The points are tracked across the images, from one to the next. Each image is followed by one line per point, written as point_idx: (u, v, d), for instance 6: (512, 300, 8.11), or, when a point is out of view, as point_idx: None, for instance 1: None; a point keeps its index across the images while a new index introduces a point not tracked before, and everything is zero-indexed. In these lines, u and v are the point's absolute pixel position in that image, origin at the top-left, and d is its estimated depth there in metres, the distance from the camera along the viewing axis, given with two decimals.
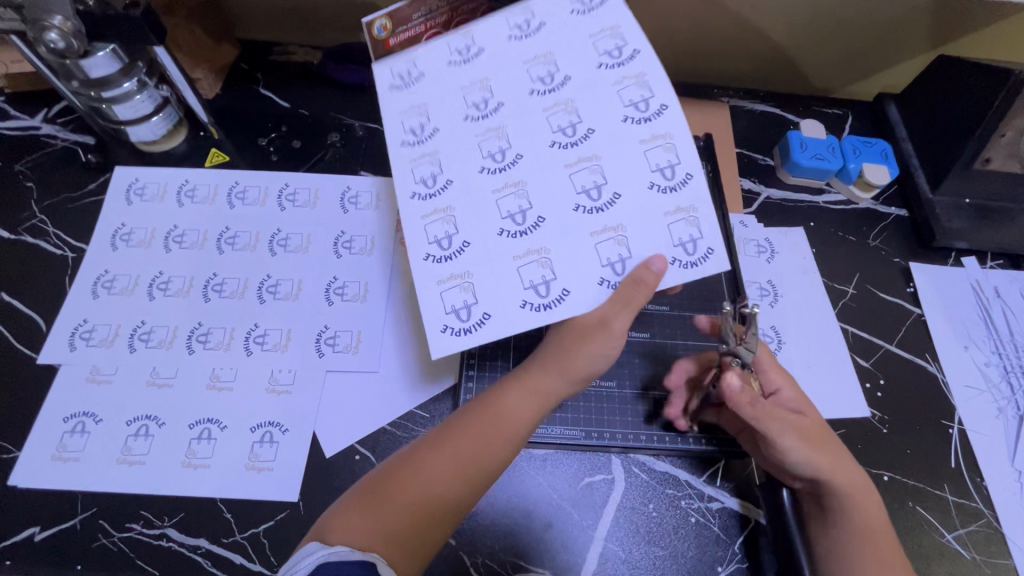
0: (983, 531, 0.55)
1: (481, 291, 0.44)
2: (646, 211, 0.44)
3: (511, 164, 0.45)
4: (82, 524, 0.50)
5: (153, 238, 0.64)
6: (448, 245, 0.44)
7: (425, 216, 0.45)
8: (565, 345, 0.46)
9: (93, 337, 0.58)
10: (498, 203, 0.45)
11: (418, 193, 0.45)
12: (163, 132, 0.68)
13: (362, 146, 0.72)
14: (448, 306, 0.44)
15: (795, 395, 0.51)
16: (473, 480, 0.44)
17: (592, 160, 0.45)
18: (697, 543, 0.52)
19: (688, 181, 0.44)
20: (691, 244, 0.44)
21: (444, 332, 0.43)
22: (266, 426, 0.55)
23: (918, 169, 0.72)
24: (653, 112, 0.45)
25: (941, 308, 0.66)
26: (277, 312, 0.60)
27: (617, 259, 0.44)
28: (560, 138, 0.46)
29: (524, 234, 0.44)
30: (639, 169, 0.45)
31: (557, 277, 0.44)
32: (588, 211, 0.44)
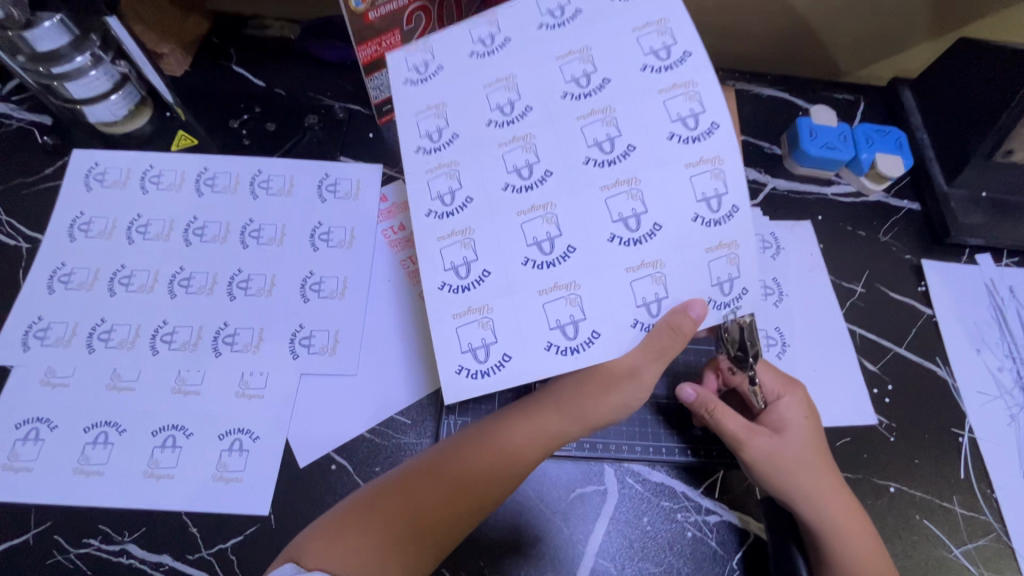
0: (992, 545, 0.52)
1: (502, 330, 0.37)
2: (687, 245, 0.38)
3: (539, 182, 0.38)
4: (36, 539, 0.47)
5: (115, 228, 0.59)
6: (466, 273, 0.38)
7: (441, 237, 0.38)
8: (592, 387, 0.44)
9: (49, 336, 0.54)
10: (522, 227, 0.38)
11: (433, 210, 0.38)
12: (123, 113, 0.63)
13: (342, 129, 0.66)
14: (464, 344, 0.37)
15: (792, 412, 0.49)
16: (465, 514, 0.42)
17: (632, 183, 0.38)
18: (693, 559, 0.49)
19: (735, 214, 0.38)
20: (728, 283, 0.38)
21: (459, 374, 0.37)
22: (235, 433, 0.51)
23: (933, 160, 0.68)
24: (703, 130, 0.38)
25: (954, 308, 0.63)
26: (250, 311, 0.56)
27: (654, 299, 0.38)
28: (595, 154, 0.38)
29: (552, 266, 0.38)
30: (682, 197, 0.38)
31: (587, 317, 0.38)
32: (625, 244, 0.38)
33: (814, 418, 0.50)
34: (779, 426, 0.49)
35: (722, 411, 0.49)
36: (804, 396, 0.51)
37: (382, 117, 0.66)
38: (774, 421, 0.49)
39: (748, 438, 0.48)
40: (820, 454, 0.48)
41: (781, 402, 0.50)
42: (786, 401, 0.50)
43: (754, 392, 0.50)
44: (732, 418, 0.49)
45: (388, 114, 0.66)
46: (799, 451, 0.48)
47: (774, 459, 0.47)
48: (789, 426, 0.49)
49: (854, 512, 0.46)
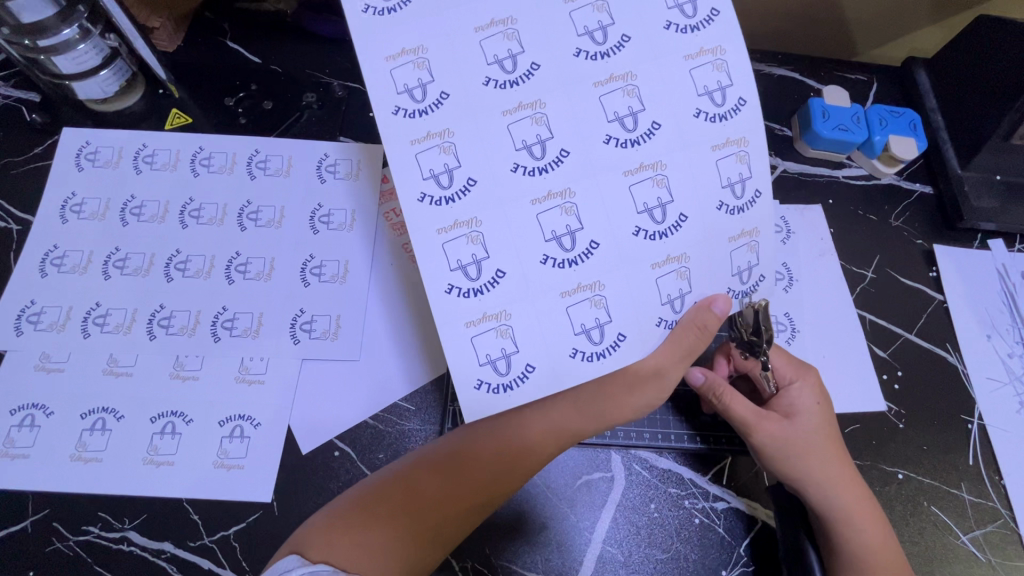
0: (999, 532, 0.52)
1: (522, 337, 0.36)
2: (711, 237, 0.38)
3: (554, 163, 0.36)
4: (35, 526, 0.47)
5: (108, 209, 0.57)
6: (478, 274, 0.35)
7: (442, 232, 0.35)
8: (614, 387, 0.44)
9: (42, 321, 0.53)
10: (539, 219, 0.36)
11: (428, 194, 0.35)
12: (115, 90, 0.61)
13: (342, 108, 0.64)
14: (482, 355, 0.35)
15: (804, 398, 0.48)
16: (472, 509, 0.42)
17: (657, 167, 0.37)
18: (701, 545, 0.49)
19: (757, 200, 0.38)
20: (746, 272, 0.39)
21: (478, 389, 0.35)
22: (236, 419, 0.50)
23: (947, 143, 0.66)
24: (730, 107, 0.37)
25: (965, 294, 0.62)
26: (249, 294, 0.55)
27: (678, 295, 0.38)
28: (616, 132, 0.37)
29: (573, 264, 0.36)
30: (706, 183, 0.37)
31: (612, 319, 0.37)
32: (650, 237, 0.37)
33: (826, 404, 0.49)
34: (790, 412, 0.48)
35: (730, 397, 0.48)
36: (816, 380, 0.50)
37: None
38: (784, 407, 0.49)
39: (756, 424, 0.47)
40: (831, 440, 0.48)
41: (792, 387, 0.49)
42: (797, 386, 0.49)
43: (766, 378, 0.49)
44: (742, 404, 0.48)
45: None
46: (809, 437, 0.47)
47: (784, 444, 0.47)
48: (800, 412, 0.48)
49: (863, 498, 0.46)
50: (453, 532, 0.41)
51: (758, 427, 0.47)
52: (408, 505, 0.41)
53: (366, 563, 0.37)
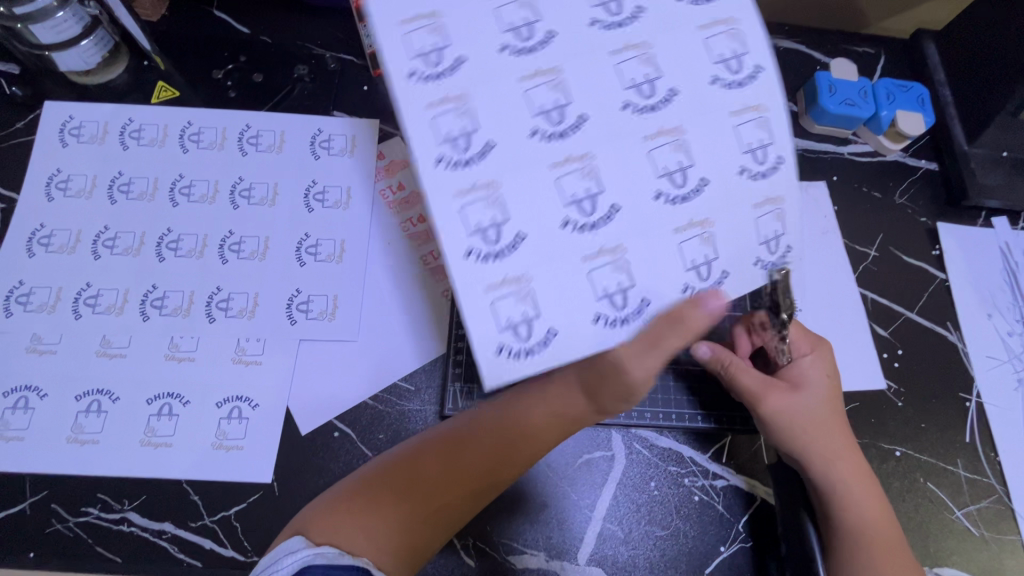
0: (993, 507, 0.53)
1: (545, 301, 0.34)
2: (734, 203, 0.36)
3: (480, 154, 0.34)
4: (33, 509, 0.46)
5: (95, 186, 0.56)
6: (498, 237, 0.33)
7: (459, 194, 0.33)
8: (592, 380, 0.41)
9: (31, 302, 0.51)
10: (559, 181, 0.35)
11: (446, 156, 0.33)
12: (97, 61, 0.59)
13: (335, 81, 0.62)
14: (502, 320, 0.33)
15: (814, 370, 0.49)
16: (474, 496, 0.42)
17: (586, 158, 0.35)
18: (700, 522, 0.50)
19: (779, 167, 0.36)
20: (774, 241, 0.37)
21: (499, 354, 0.33)
22: (233, 401, 0.50)
23: (955, 119, 0.65)
24: (660, 97, 0.36)
25: (967, 273, 0.61)
26: (243, 274, 0.54)
27: (704, 261, 0.36)
28: (633, 97, 0.36)
29: (595, 228, 0.35)
30: (644, 172, 0.35)
31: (541, 314, 0.34)
32: (674, 201, 0.35)
33: (836, 378, 0.49)
34: (799, 381, 0.48)
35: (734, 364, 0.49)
36: (829, 355, 0.50)
37: (375, 69, 0.62)
38: (793, 376, 0.48)
39: (763, 392, 0.48)
40: (838, 414, 0.48)
41: (805, 359, 0.49)
42: (811, 357, 0.49)
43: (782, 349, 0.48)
44: (748, 373, 0.48)
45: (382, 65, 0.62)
46: (816, 406, 0.47)
47: (791, 414, 0.47)
48: (810, 383, 0.48)
49: (865, 477, 0.46)
50: (456, 515, 0.42)
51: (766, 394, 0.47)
52: (410, 490, 0.41)
53: (368, 546, 0.38)
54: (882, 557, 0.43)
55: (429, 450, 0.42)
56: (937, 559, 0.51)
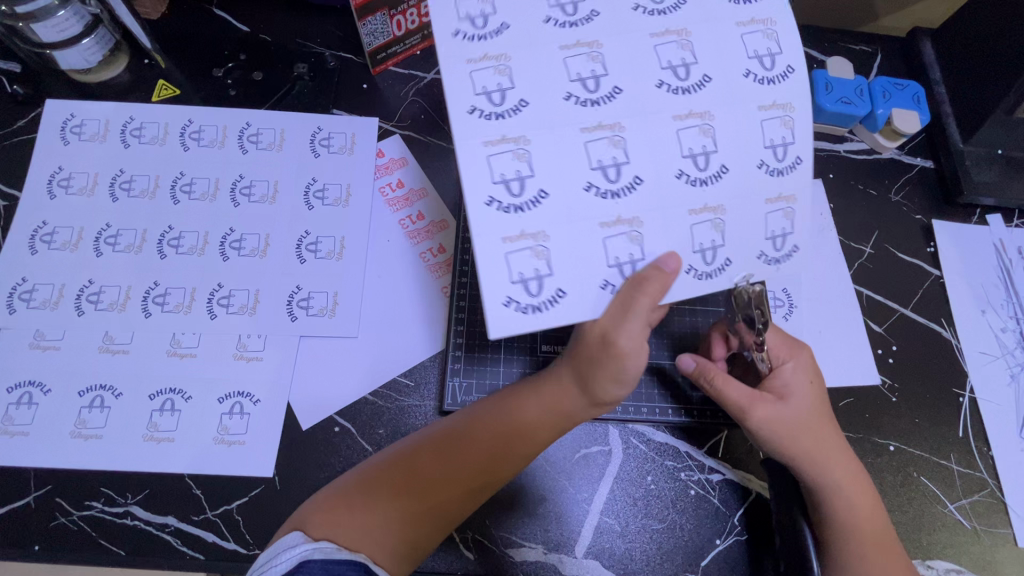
0: (986, 501, 0.53)
1: (558, 262, 0.36)
2: (750, 194, 0.38)
3: (512, 111, 0.36)
4: (37, 503, 0.47)
5: (97, 183, 0.56)
6: (521, 190, 0.36)
7: (489, 143, 0.35)
8: (581, 361, 0.41)
9: (35, 298, 0.52)
10: (587, 146, 0.37)
11: (479, 107, 0.36)
12: (98, 60, 0.59)
13: (334, 79, 0.62)
14: (514, 273, 0.36)
15: (797, 377, 0.48)
16: (472, 492, 0.43)
17: (616, 128, 0.37)
18: (696, 516, 0.50)
19: (797, 166, 0.38)
20: (780, 239, 0.39)
21: (507, 306, 0.36)
22: (235, 396, 0.50)
23: (950, 116, 0.65)
24: (694, 82, 0.37)
25: (961, 269, 0.62)
26: (244, 270, 0.54)
27: (710, 246, 0.38)
28: (668, 78, 0.37)
29: (616, 197, 0.37)
30: (667, 152, 0.37)
31: (552, 274, 0.36)
32: (693, 183, 0.37)
33: (818, 381, 0.49)
34: (784, 393, 0.48)
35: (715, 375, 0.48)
36: (808, 359, 0.49)
37: (375, 66, 0.62)
38: (778, 388, 0.48)
39: (749, 405, 0.47)
40: (825, 421, 0.47)
41: (784, 367, 0.48)
42: (791, 364, 0.48)
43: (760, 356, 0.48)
44: (733, 387, 0.47)
45: (382, 63, 0.62)
46: (804, 415, 0.47)
47: (776, 424, 0.46)
48: (794, 392, 0.47)
49: (858, 476, 0.47)
50: (454, 512, 0.42)
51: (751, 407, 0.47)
52: (409, 486, 0.41)
53: (366, 541, 0.39)
54: (874, 554, 0.44)
55: (429, 447, 0.43)
56: (929, 552, 0.51)
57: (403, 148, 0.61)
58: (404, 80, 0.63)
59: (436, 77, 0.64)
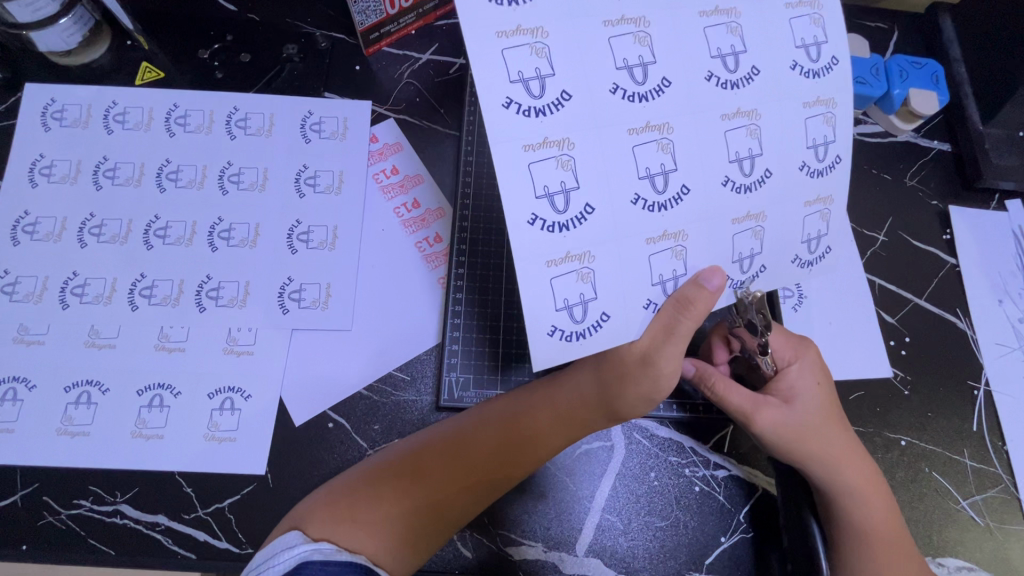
0: (1000, 497, 0.52)
1: (604, 286, 0.34)
2: (791, 198, 0.36)
3: (554, 105, 0.32)
4: (24, 501, 0.46)
5: (80, 172, 0.54)
6: (567, 206, 0.32)
7: (530, 148, 0.31)
8: (608, 372, 0.41)
9: (17, 291, 0.50)
10: (636, 153, 0.33)
11: (517, 100, 0.31)
12: (78, 41, 0.56)
13: (326, 60, 0.60)
14: (559, 301, 0.33)
15: (803, 380, 0.47)
16: (481, 494, 0.42)
17: (664, 130, 0.34)
18: (700, 513, 0.49)
19: (836, 166, 0.37)
20: (815, 241, 0.38)
21: (552, 336, 0.34)
22: (226, 392, 0.49)
23: (971, 97, 0.62)
24: (743, 75, 0.35)
25: (978, 257, 0.59)
26: (233, 262, 0.52)
27: (748, 254, 0.37)
28: (718, 70, 0.34)
29: (664, 209, 0.34)
30: (715, 154, 0.35)
31: (597, 297, 0.34)
32: (738, 190, 0.35)
33: (826, 381, 0.48)
34: (789, 396, 0.46)
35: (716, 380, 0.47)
36: (815, 359, 0.48)
37: (369, 48, 0.59)
38: (784, 391, 0.46)
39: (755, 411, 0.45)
40: (834, 419, 0.46)
41: (790, 369, 0.47)
42: (797, 366, 0.47)
43: (766, 360, 0.46)
44: (736, 392, 0.46)
45: (376, 43, 0.59)
46: (812, 419, 0.45)
47: (784, 429, 0.45)
48: (800, 395, 0.46)
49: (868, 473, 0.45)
50: (459, 514, 0.41)
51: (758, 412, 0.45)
52: (417, 484, 0.40)
53: (370, 541, 0.38)
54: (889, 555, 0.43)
55: (437, 446, 0.42)
56: (940, 550, 0.50)
57: (398, 132, 0.58)
58: (399, 61, 0.61)
59: (431, 57, 0.61)
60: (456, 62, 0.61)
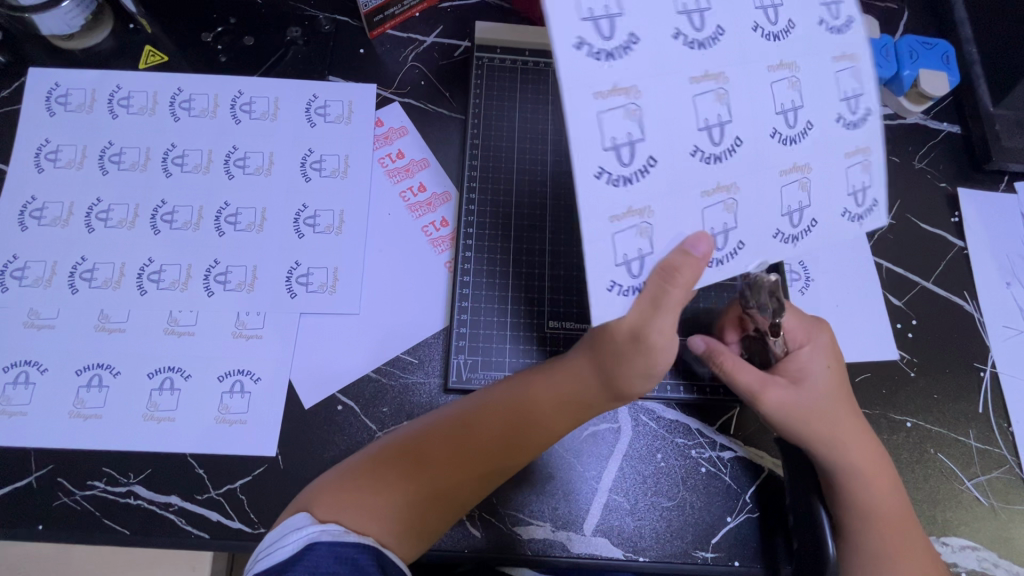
0: (1004, 477, 0.52)
1: (659, 237, 0.33)
2: (833, 151, 0.36)
3: (623, 48, 0.31)
4: (38, 482, 0.46)
5: (86, 156, 0.54)
6: (632, 157, 0.31)
7: (600, 95, 0.31)
8: (606, 355, 0.41)
9: (27, 276, 0.50)
10: (695, 102, 0.33)
11: (586, 41, 0.30)
12: (81, 24, 0.56)
13: (330, 44, 0.59)
14: (619, 255, 0.32)
15: (814, 363, 0.46)
16: (484, 478, 0.42)
17: (720, 79, 0.33)
18: (707, 493, 0.49)
19: (869, 118, 0.36)
20: (860, 194, 0.37)
21: (610, 291, 0.33)
22: (235, 374, 0.49)
23: (981, 78, 0.61)
24: (783, 27, 0.35)
25: (987, 240, 0.59)
26: (239, 246, 0.52)
27: (797, 208, 0.36)
28: (762, 22, 0.34)
29: (720, 159, 0.33)
30: (763, 107, 0.34)
31: (654, 252, 0.33)
32: (784, 141, 0.35)
33: (836, 365, 0.47)
34: (798, 376, 0.46)
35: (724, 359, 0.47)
36: (827, 343, 0.48)
37: (373, 31, 0.59)
38: (792, 371, 0.46)
39: (763, 390, 0.46)
40: (845, 398, 0.46)
41: (800, 351, 0.47)
42: (809, 348, 0.47)
43: (774, 340, 0.47)
44: (745, 371, 0.46)
45: (381, 26, 0.59)
46: (822, 400, 0.45)
47: (790, 410, 0.45)
48: (810, 376, 0.46)
49: (883, 464, 0.46)
50: (464, 497, 0.41)
51: (766, 391, 0.46)
52: (418, 469, 0.41)
53: (376, 524, 0.38)
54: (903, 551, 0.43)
55: (438, 430, 0.42)
56: (944, 530, 0.50)
57: (403, 116, 0.58)
58: (403, 45, 0.60)
59: (436, 40, 0.61)
60: (462, 44, 0.61)
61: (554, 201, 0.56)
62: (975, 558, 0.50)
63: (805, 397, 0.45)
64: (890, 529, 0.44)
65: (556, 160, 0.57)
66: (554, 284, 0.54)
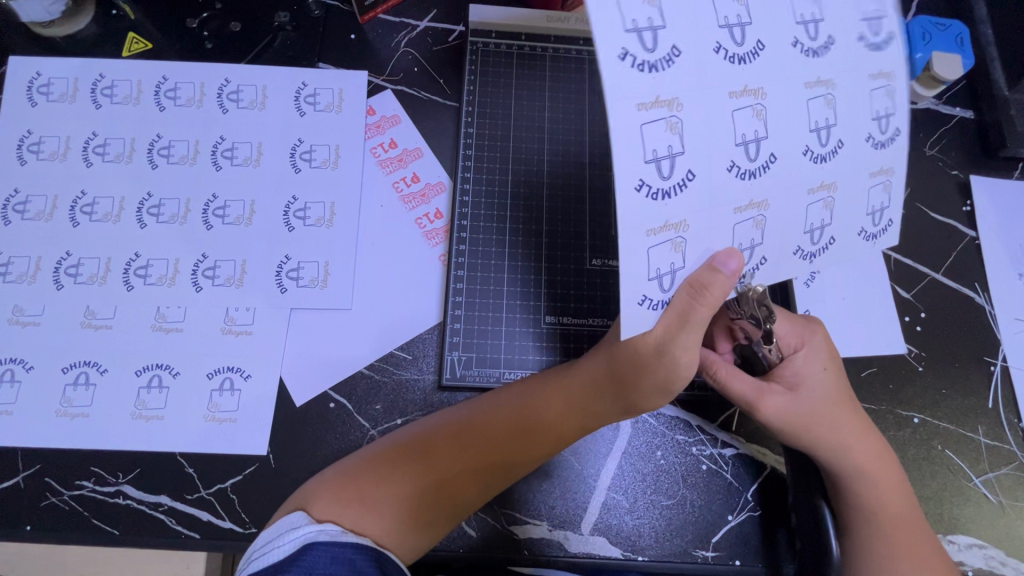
0: (1014, 474, 0.51)
1: (691, 253, 0.32)
2: (858, 169, 0.35)
3: (667, 60, 0.29)
4: (25, 482, 0.46)
5: (70, 149, 0.53)
6: (671, 171, 0.29)
7: (642, 107, 0.28)
8: (623, 363, 0.40)
9: (10, 272, 0.49)
10: (732, 117, 0.31)
11: (631, 52, 0.28)
12: (60, 10, 0.54)
13: (320, 29, 0.57)
14: (653, 270, 0.31)
15: (809, 366, 0.45)
16: (488, 481, 0.41)
17: (759, 95, 0.31)
18: (707, 491, 0.48)
19: (897, 138, 0.35)
20: (877, 213, 0.37)
21: (641, 305, 0.32)
22: (224, 372, 0.48)
23: (996, 61, 0.59)
24: (822, 43, 0.32)
25: (999, 230, 0.57)
26: (226, 240, 0.51)
27: (819, 225, 0.35)
28: (803, 37, 0.32)
29: (755, 176, 0.32)
30: (798, 123, 0.32)
31: (685, 268, 0.32)
32: (816, 160, 0.33)
33: (834, 366, 0.46)
34: (793, 382, 0.45)
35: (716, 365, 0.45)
36: (822, 344, 0.46)
37: (364, 16, 0.57)
38: (788, 378, 0.45)
39: (758, 400, 0.44)
40: (846, 403, 0.45)
41: (795, 356, 0.46)
42: (803, 353, 0.46)
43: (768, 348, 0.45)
44: (739, 378, 0.45)
45: (371, 10, 0.56)
46: (819, 404, 0.44)
47: (787, 418, 0.44)
48: (805, 382, 0.45)
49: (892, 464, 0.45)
50: (466, 500, 0.41)
51: (761, 400, 0.44)
52: (422, 468, 0.40)
53: (373, 523, 0.38)
54: (912, 552, 0.42)
55: (444, 430, 0.42)
56: (951, 527, 0.49)
57: (396, 105, 0.56)
58: (395, 29, 0.58)
59: (429, 25, 0.58)
60: (456, 29, 0.59)
61: (553, 191, 0.54)
62: (982, 556, 0.49)
63: (805, 406, 0.44)
64: (898, 529, 0.43)
65: (556, 150, 0.56)
66: (552, 277, 0.52)
